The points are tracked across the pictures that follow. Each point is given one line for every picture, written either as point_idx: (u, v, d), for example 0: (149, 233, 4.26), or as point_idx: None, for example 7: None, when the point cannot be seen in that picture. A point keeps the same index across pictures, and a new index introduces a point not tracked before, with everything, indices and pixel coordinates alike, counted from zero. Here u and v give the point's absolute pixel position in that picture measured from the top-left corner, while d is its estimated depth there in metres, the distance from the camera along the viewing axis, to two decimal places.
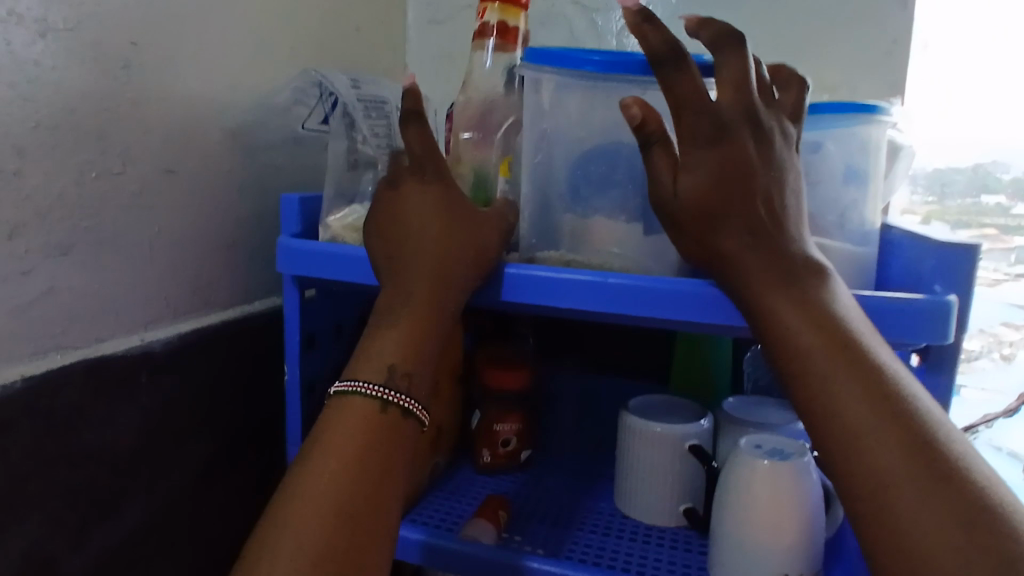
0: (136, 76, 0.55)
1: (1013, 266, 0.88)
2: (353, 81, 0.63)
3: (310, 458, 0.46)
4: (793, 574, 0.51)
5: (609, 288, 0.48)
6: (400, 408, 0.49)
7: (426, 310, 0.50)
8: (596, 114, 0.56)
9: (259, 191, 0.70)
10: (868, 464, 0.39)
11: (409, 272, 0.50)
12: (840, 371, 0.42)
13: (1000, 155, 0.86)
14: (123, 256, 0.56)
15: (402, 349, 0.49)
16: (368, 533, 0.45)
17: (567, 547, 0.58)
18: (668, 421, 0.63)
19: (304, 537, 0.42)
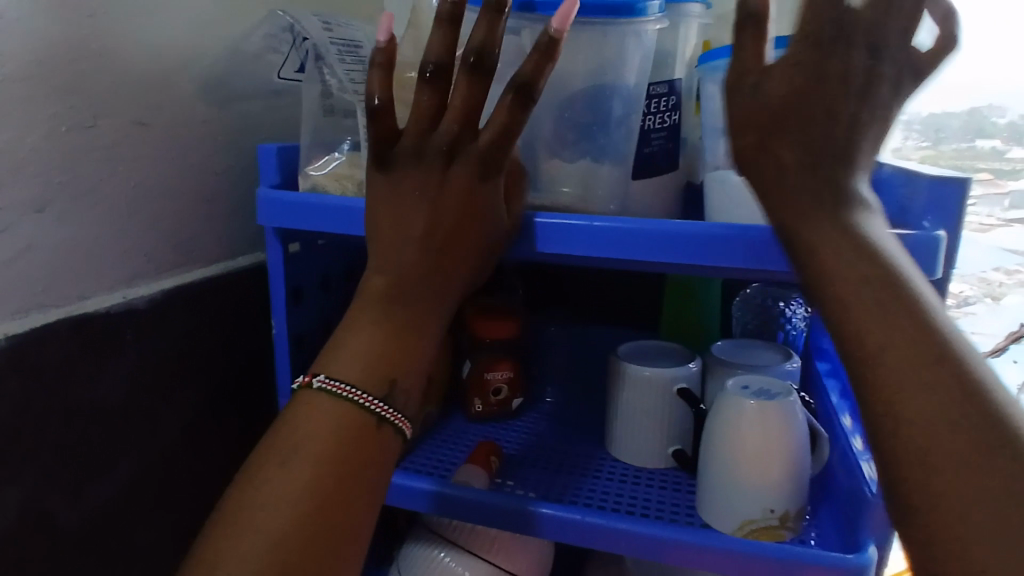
0: (103, 25, 0.53)
1: (1007, 212, 0.87)
2: (325, 23, 0.60)
3: (302, 414, 0.47)
4: (778, 510, 0.52)
5: (597, 233, 0.48)
6: (394, 426, 0.48)
7: (418, 319, 0.51)
8: (580, 55, 0.55)
9: (238, 142, 0.68)
10: (904, 401, 0.35)
11: (401, 275, 0.50)
12: (885, 304, 0.38)
13: (997, 98, 0.84)
14: (100, 212, 0.55)
15: (396, 357, 0.49)
16: (353, 488, 0.45)
17: (569, 492, 0.59)
18: (657, 365, 0.64)
19: (282, 494, 0.43)
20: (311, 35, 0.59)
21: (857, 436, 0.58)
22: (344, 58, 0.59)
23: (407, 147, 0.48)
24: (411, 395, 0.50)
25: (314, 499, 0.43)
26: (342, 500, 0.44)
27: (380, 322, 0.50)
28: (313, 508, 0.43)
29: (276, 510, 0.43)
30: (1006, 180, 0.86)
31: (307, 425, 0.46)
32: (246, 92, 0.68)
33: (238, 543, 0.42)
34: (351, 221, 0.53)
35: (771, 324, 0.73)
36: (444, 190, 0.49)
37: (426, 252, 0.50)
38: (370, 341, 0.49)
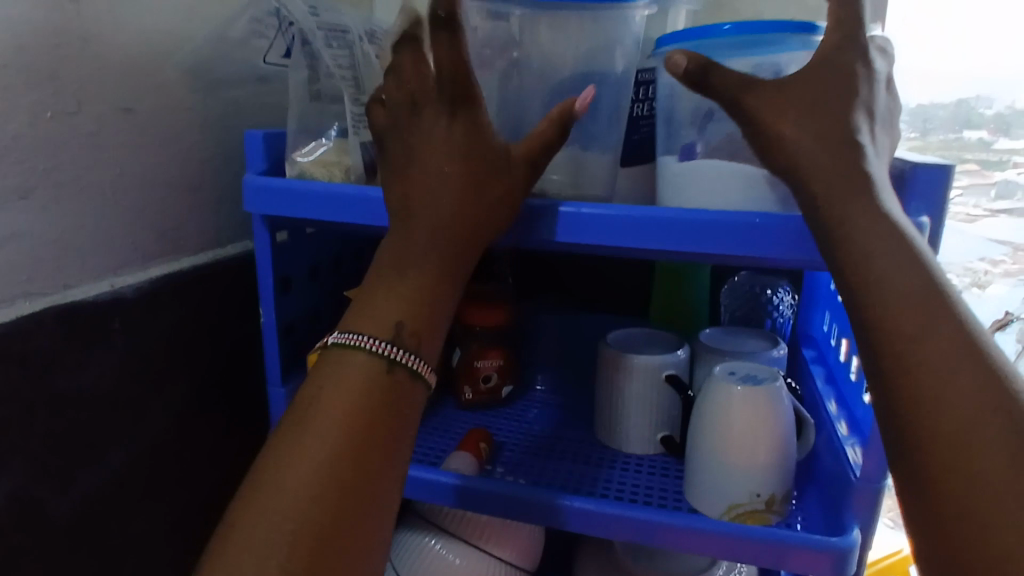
0: (86, 10, 0.52)
1: (994, 202, 0.88)
2: (311, 7, 0.56)
3: (324, 383, 0.45)
4: (765, 494, 0.52)
5: (584, 220, 0.48)
6: (410, 371, 0.47)
7: (438, 277, 0.49)
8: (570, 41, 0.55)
9: (224, 129, 0.68)
10: (928, 390, 0.36)
11: (416, 231, 0.48)
12: (896, 287, 0.39)
13: (983, 88, 0.85)
14: (85, 199, 0.54)
15: (411, 311, 0.48)
16: (379, 454, 0.44)
17: (601, 485, 0.58)
18: (647, 352, 0.64)
19: (305, 471, 0.41)
20: (296, 17, 0.55)
21: (841, 421, 0.59)
22: (332, 45, 0.57)
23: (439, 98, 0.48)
24: (430, 346, 0.49)
25: (342, 465, 0.42)
26: (367, 462, 0.43)
27: (405, 282, 0.48)
28: (343, 474, 0.42)
29: (302, 475, 0.41)
30: (993, 171, 0.87)
31: (334, 390, 0.45)
32: (231, 79, 0.68)
33: (267, 513, 0.40)
34: (338, 208, 0.52)
35: (759, 311, 0.73)
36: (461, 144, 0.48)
37: (441, 205, 0.48)
38: (387, 300, 0.48)
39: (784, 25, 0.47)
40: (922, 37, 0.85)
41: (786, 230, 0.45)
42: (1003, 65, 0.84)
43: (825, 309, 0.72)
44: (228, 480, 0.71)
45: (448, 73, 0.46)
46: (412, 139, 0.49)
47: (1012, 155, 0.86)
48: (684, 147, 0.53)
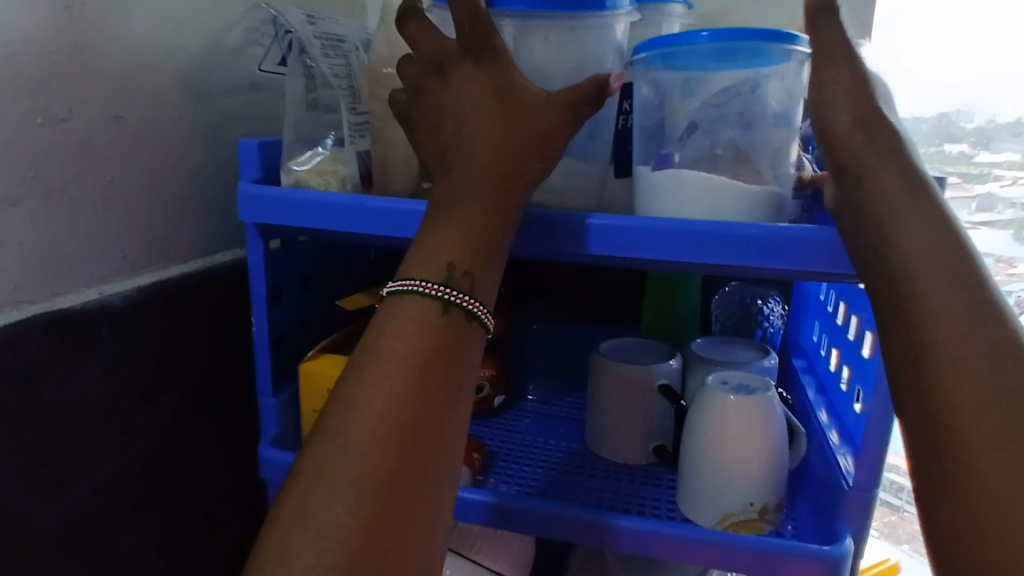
0: (78, 18, 0.52)
1: (974, 215, 0.89)
2: (307, 16, 0.58)
3: (379, 348, 0.44)
4: (758, 503, 0.52)
5: (614, 231, 0.48)
6: (465, 311, 0.46)
7: (500, 206, 0.48)
8: (561, 53, 0.55)
9: (215, 138, 0.67)
10: (945, 390, 0.39)
11: (473, 168, 0.48)
12: (925, 291, 0.41)
13: (965, 103, 0.86)
14: (75, 207, 0.54)
15: (472, 244, 0.47)
16: (443, 394, 0.44)
17: (642, 504, 0.57)
18: (639, 362, 0.64)
19: (369, 445, 0.40)
20: (295, 27, 0.56)
21: (832, 430, 0.59)
22: (327, 54, 0.57)
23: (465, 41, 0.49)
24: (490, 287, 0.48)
25: (405, 409, 0.42)
26: (428, 407, 0.43)
27: (464, 221, 0.47)
28: (408, 417, 0.42)
29: (368, 422, 0.41)
30: (975, 184, 0.88)
31: (393, 335, 0.45)
32: (223, 88, 0.67)
33: (340, 465, 0.40)
34: (331, 218, 0.52)
35: (749, 321, 0.74)
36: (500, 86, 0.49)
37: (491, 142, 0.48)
38: (447, 233, 0.47)
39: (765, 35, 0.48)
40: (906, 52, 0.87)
41: (802, 245, 0.45)
42: (985, 80, 0.85)
43: (815, 319, 0.72)
44: (218, 491, 0.70)
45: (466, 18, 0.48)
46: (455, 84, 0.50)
47: (993, 167, 0.87)
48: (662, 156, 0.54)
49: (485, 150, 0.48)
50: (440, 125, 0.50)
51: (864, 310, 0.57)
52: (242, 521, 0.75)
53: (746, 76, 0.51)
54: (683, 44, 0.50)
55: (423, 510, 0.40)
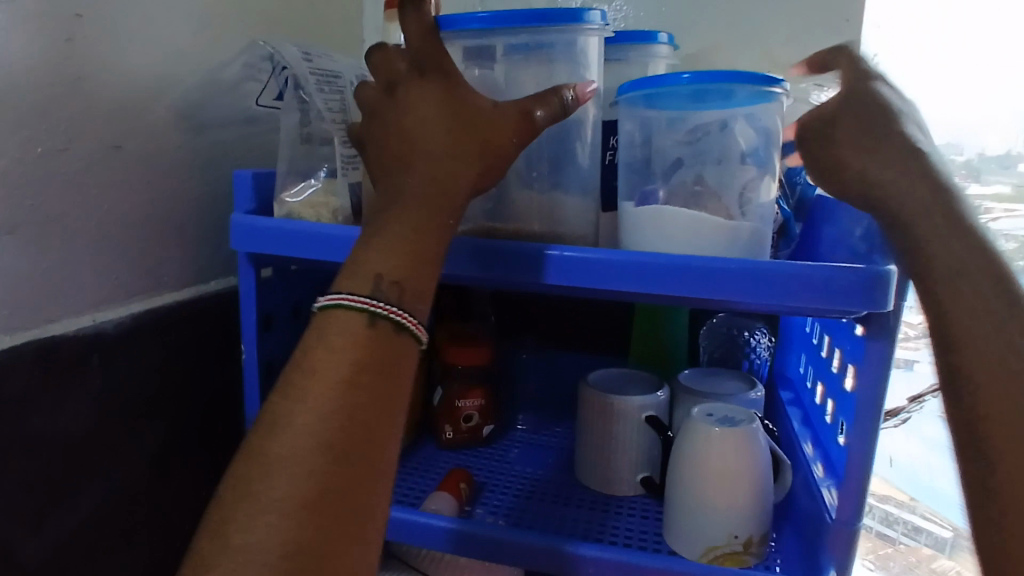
0: (79, 51, 0.53)
1: None
2: (305, 54, 0.60)
3: (300, 366, 0.42)
4: (742, 535, 0.53)
5: (594, 265, 0.49)
6: (394, 323, 0.44)
7: (434, 220, 0.47)
8: (535, 72, 0.56)
9: (211, 168, 0.68)
10: (982, 401, 0.44)
11: (407, 182, 0.47)
12: (965, 302, 0.45)
13: (954, 137, 0.88)
14: (70, 234, 0.54)
15: (403, 256, 0.45)
16: (377, 411, 0.42)
17: (613, 532, 0.58)
18: (627, 393, 0.65)
19: (289, 470, 0.38)
20: (291, 63, 0.58)
21: (817, 462, 0.60)
22: (323, 90, 0.59)
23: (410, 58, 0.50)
24: (423, 301, 0.46)
25: (333, 426, 0.40)
26: (357, 424, 0.41)
27: (394, 234, 0.46)
28: (338, 435, 0.40)
29: (289, 447, 0.39)
30: None
31: (323, 350, 0.42)
32: (220, 120, 0.69)
33: (269, 485, 0.38)
34: (322, 249, 0.53)
35: (736, 352, 0.75)
36: (446, 100, 0.49)
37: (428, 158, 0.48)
38: (380, 246, 0.46)
39: (740, 77, 0.49)
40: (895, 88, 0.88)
41: (784, 279, 0.46)
42: (972, 115, 0.88)
43: (801, 351, 0.73)
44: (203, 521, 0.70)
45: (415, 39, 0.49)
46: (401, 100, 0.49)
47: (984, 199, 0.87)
48: (643, 193, 0.55)
49: (422, 165, 0.48)
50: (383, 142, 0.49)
51: (847, 343, 0.58)
52: None
53: (722, 118, 0.53)
54: (662, 84, 0.51)
55: (352, 535, 0.39)
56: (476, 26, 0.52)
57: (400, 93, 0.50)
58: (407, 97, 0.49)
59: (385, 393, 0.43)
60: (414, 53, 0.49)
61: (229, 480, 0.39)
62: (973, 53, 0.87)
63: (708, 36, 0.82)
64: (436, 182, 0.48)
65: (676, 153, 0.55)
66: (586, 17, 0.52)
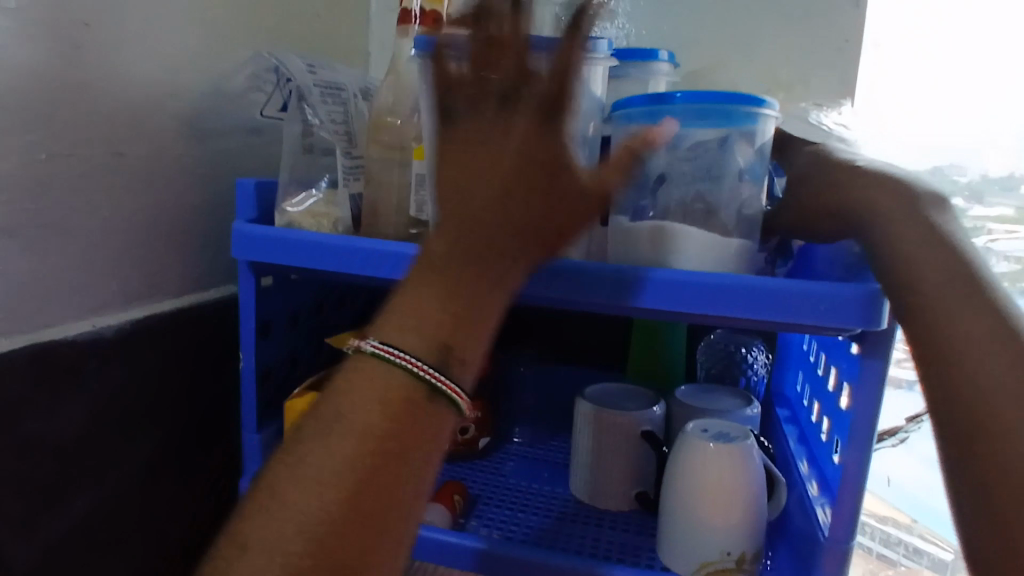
0: (85, 60, 0.54)
1: None
2: (309, 66, 0.61)
3: (342, 407, 0.42)
4: (735, 553, 0.52)
5: (625, 281, 0.49)
6: (447, 394, 0.43)
7: (495, 285, 0.44)
8: None
9: (213, 176, 0.69)
10: (989, 427, 0.39)
11: (475, 236, 0.43)
12: (961, 324, 0.42)
13: (955, 156, 0.89)
14: (71, 239, 0.55)
15: (458, 324, 0.43)
16: (412, 457, 0.42)
17: (603, 547, 0.57)
18: (623, 407, 0.65)
19: (307, 510, 0.40)
20: (295, 74, 0.60)
21: (812, 481, 0.59)
22: (327, 101, 0.60)
23: (505, 92, 0.43)
24: (470, 367, 0.44)
25: (359, 477, 0.40)
26: (383, 478, 0.41)
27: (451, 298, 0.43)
28: (360, 486, 0.40)
29: (313, 488, 0.40)
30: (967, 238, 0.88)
31: (363, 381, 0.42)
32: (224, 129, 0.69)
33: (289, 490, 0.40)
34: (321, 259, 0.54)
35: (734, 369, 0.75)
36: (547, 146, 0.42)
37: (498, 206, 0.43)
38: (437, 303, 0.43)
39: (734, 98, 0.50)
40: (896, 107, 0.89)
41: (797, 299, 0.46)
42: (971, 136, 0.89)
43: (798, 369, 0.73)
44: (196, 529, 0.69)
45: (511, 72, 0.42)
46: (488, 133, 0.43)
47: (985, 221, 0.87)
48: (637, 207, 0.56)
49: (497, 219, 0.43)
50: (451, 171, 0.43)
51: (844, 362, 0.58)
52: None
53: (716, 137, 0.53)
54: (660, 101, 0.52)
55: None
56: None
57: (499, 131, 0.43)
58: (498, 129, 0.42)
59: (422, 446, 0.42)
60: (510, 86, 0.42)
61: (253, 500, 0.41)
62: (973, 74, 0.88)
63: (710, 54, 0.82)
64: (509, 246, 0.44)
65: (669, 169, 0.55)
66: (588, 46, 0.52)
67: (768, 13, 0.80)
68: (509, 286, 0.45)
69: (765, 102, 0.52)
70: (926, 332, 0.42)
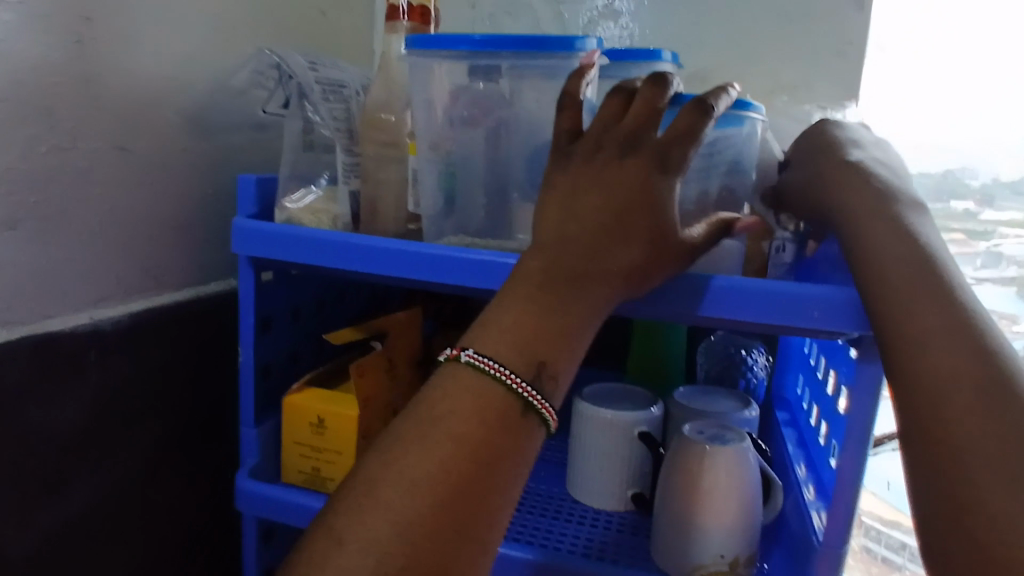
0: (88, 53, 0.54)
1: (978, 271, 0.91)
2: (311, 63, 0.61)
3: (436, 415, 0.43)
4: (729, 554, 0.52)
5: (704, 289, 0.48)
6: (538, 414, 0.44)
7: (590, 307, 0.45)
8: (528, 96, 0.55)
9: (215, 171, 0.69)
10: (930, 407, 0.39)
11: (578, 260, 0.45)
12: (913, 308, 0.42)
13: (968, 161, 0.89)
14: (72, 230, 0.55)
15: (554, 345, 0.44)
16: (505, 469, 0.42)
17: (596, 546, 0.57)
18: (620, 408, 0.65)
19: (399, 515, 0.39)
20: (297, 71, 0.60)
21: (809, 485, 0.59)
22: (327, 99, 0.61)
23: (621, 136, 0.45)
24: (561, 387, 0.45)
25: (452, 485, 0.41)
26: (476, 488, 0.41)
27: (538, 318, 0.44)
28: (453, 493, 0.40)
29: (409, 494, 0.40)
30: (978, 240, 0.89)
31: (453, 400, 0.43)
32: (226, 124, 0.70)
33: (386, 500, 0.40)
34: (322, 254, 0.54)
35: (733, 371, 0.75)
36: (654, 186, 0.45)
37: (598, 233, 0.45)
38: (538, 324, 0.44)
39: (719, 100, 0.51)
40: (901, 112, 0.89)
41: (815, 303, 0.46)
42: (981, 140, 0.89)
43: (799, 372, 0.73)
44: (194, 521, 0.70)
45: (635, 118, 0.45)
46: (603, 169, 0.45)
47: (997, 225, 0.90)
48: None
49: (595, 244, 0.45)
50: (561, 199, 0.46)
51: (843, 366, 0.57)
52: (219, 554, 0.74)
53: (714, 136, 0.52)
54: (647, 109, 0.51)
55: None
56: (466, 48, 0.52)
57: (600, 173, 0.45)
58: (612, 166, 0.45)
59: (516, 459, 0.43)
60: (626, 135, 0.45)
61: (336, 506, 0.41)
62: (980, 78, 0.88)
63: (714, 56, 0.82)
64: (600, 273, 0.45)
65: None
66: (579, 45, 0.51)
67: (774, 13, 0.79)
68: (602, 311, 0.46)
69: (753, 105, 0.52)
70: (879, 313, 0.44)
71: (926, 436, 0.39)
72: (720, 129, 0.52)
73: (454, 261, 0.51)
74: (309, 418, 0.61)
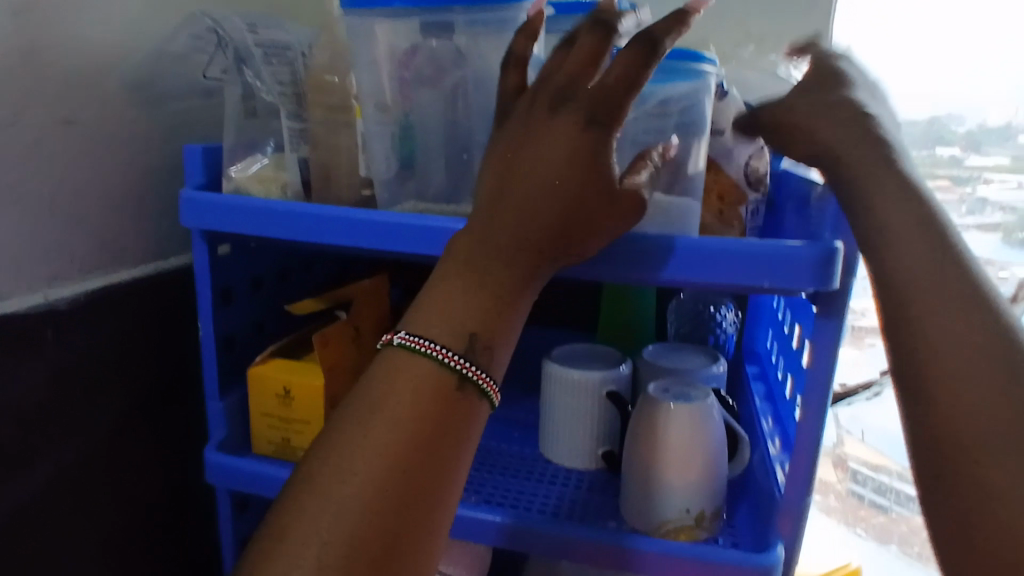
0: (23, 22, 0.52)
1: (965, 217, 0.90)
2: (250, 25, 0.60)
3: (372, 400, 0.43)
4: (695, 510, 0.53)
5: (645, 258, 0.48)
6: (478, 387, 0.45)
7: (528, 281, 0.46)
8: (477, 51, 0.53)
9: (166, 141, 0.67)
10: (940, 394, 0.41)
11: (498, 240, 0.45)
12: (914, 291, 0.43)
13: (954, 108, 0.87)
14: (19, 209, 0.53)
15: (485, 317, 0.45)
16: (446, 444, 0.43)
17: (565, 505, 0.58)
18: (588, 368, 0.65)
19: (339, 505, 0.40)
20: (234, 36, 0.59)
21: (775, 439, 0.61)
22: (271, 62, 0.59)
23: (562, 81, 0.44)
24: (499, 360, 0.46)
25: (392, 471, 0.41)
26: (418, 473, 0.41)
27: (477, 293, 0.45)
28: (394, 481, 0.41)
29: (348, 482, 0.40)
30: (964, 185, 0.89)
31: (387, 383, 0.43)
32: (175, 92, 0.67)
33: (330, 490, 0.40)
34: (274, 232, 0.53)
35: (702, 328, 0.75)
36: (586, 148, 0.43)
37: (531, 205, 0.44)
38: (464, 305, 0.45)
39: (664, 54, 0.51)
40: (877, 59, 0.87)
41: (774, 260, 0.46)
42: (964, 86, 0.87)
43: (768, 327, 0.73)
44: (167, 494, 0.70)
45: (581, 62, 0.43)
46: (535, 130, 0.45)
47: (982, 171, 0.89)
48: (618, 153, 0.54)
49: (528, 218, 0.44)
50: (496, 174, 0.46)
51: (807, 320, 0.58)
52: (196, 525, 0.75)
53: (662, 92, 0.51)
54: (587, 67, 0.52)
55: None
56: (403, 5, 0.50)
57: (534, 139, 0.45)
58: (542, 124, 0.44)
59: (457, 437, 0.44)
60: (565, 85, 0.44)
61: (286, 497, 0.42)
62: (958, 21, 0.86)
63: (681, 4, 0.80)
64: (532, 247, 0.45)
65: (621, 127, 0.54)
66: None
67: None
68: (534, 284, 0.46)
69: (705, 57, 0.51)
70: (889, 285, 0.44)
71: (928, 421, 0.41)
72: (666, 83, 0.51)
73: (402, 228, 0.50)
74: (278, 387, 0.61)
